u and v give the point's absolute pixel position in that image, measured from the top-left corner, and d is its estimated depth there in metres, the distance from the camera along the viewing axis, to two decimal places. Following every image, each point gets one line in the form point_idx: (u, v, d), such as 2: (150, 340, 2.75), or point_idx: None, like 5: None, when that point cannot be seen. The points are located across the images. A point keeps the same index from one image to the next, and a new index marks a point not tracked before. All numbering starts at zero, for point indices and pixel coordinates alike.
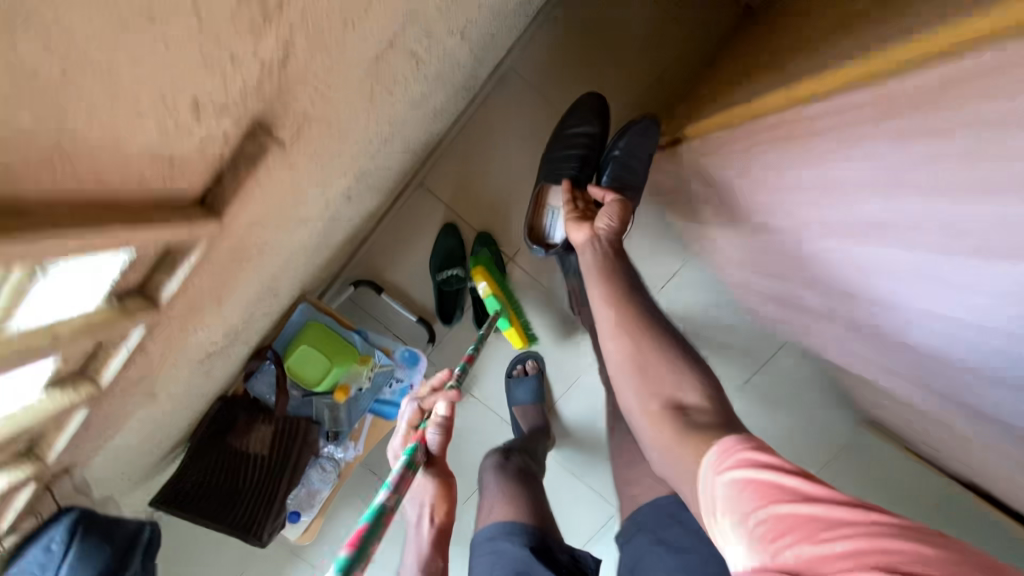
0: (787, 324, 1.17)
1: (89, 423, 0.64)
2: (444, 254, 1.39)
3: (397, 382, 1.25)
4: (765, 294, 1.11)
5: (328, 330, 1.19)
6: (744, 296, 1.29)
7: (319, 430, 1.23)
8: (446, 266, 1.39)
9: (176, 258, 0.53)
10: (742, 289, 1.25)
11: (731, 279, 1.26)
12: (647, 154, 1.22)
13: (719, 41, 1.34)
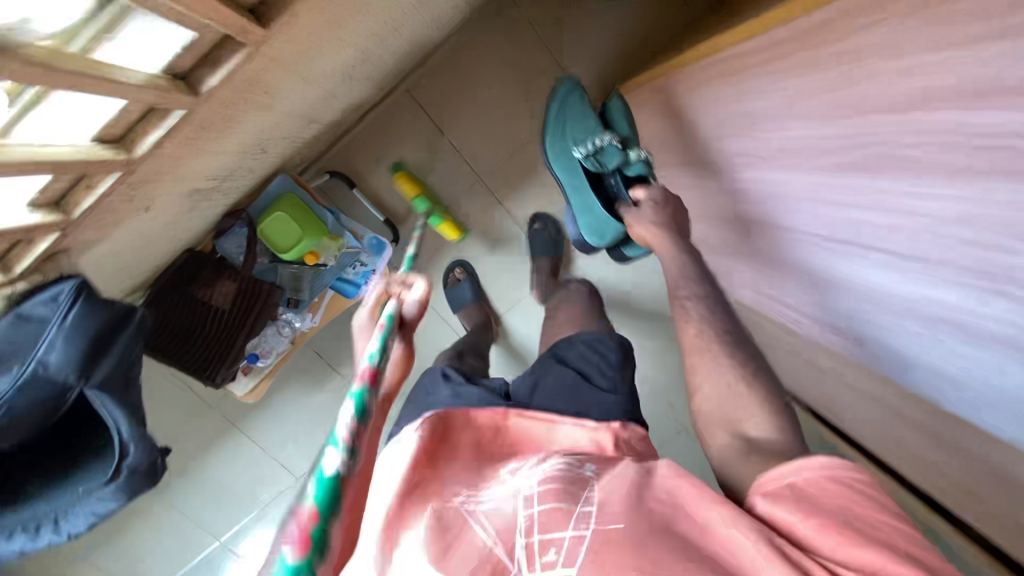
0: (766, 289, 1.07)
1: (112, 208, 0.77)
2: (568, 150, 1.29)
3: (359, 265, 1.37)
4: (756, 248, 1.01)
5: (303, 203, 1.28)
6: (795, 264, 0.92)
7: (282, 294, 1.31)
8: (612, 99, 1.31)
9: (219, 58, 0.61)
10: (719, 245, 1.15)
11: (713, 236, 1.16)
12: None
13: (699, 14, 1.49)
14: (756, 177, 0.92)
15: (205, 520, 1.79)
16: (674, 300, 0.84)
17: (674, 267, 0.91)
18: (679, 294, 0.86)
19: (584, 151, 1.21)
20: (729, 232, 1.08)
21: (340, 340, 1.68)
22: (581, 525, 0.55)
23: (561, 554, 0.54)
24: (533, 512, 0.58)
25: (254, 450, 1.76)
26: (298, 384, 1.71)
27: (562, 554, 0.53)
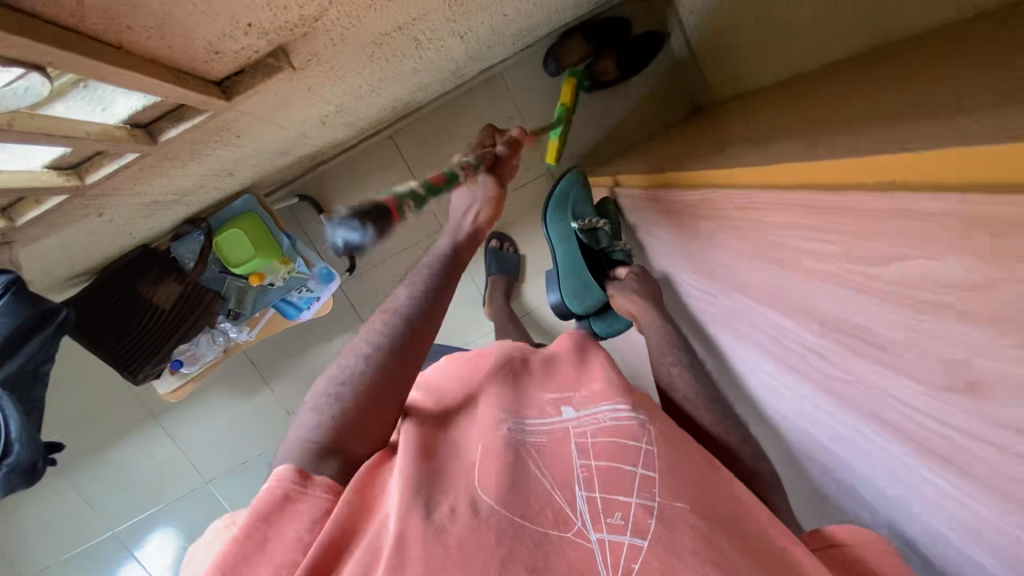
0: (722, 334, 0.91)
1: (63, 214, 0.82)
2: (567, 220, 1.18)
3: (305, 290, 1.42)
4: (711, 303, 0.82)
5: (260, 224, 1.33)
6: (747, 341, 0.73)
7: (222, 305, 1.37)
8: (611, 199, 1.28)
9: (182, 113, 0.68)
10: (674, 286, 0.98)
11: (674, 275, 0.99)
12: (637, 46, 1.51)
13: (671, 123, 1.63)
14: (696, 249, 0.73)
15: (106, 506, 1.78)
16: (661, 365, 0.86)
17: (657, 335, 0.92)
18: (662, 359, 0.88)
19: (582, 223, 1.14)
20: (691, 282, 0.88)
21: (278, 353, 1.71)
22: (647, 496, 0.58)
23: (628, 520, 0.56)
24: (594, 471, 0.61)
25: (170, 447, 1.76)
26: (227, 388, 1.72)
27: (631, 522, 0.55)
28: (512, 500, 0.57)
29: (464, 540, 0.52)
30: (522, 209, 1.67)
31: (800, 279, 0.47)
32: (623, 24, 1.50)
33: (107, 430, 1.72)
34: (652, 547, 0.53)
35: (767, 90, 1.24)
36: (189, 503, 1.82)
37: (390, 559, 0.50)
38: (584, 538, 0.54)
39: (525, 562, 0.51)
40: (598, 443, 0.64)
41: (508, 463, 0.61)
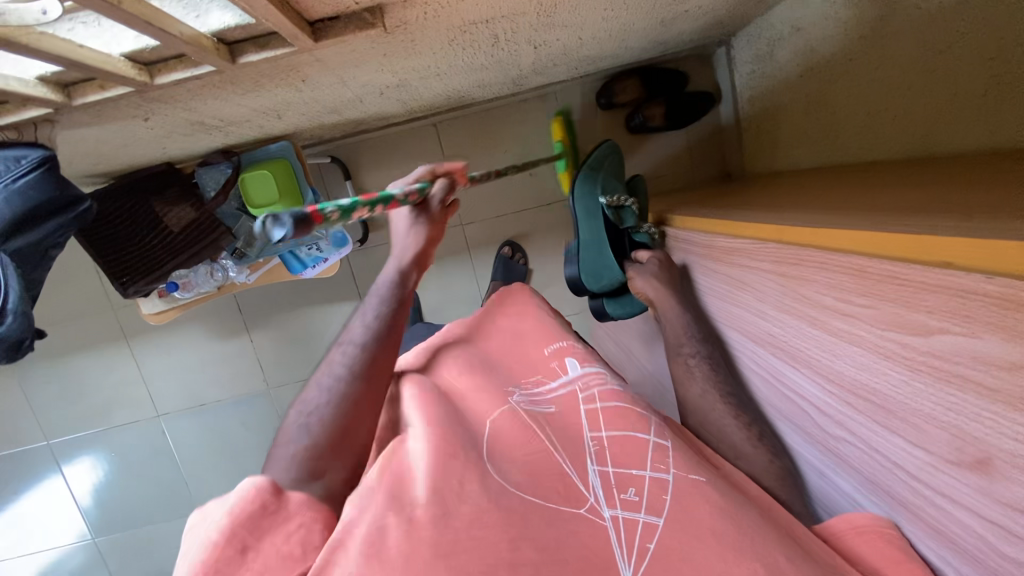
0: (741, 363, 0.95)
1: (114, 108, 0.82)
2: (594, 194, 1.29)
3: (315, 247, 1.41)
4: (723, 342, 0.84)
5: (291, 173, 1.33)
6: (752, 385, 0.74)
7: (230, 241, 1.35)
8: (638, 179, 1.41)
9: (267, 41, 0.70)
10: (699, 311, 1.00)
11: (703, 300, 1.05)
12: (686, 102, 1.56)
13: (701, 181, 1.69)
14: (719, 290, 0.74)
15: (51, 414, 1.73)
16: (679, 355, 1.01)
17: (678, 324, 1.04)
18: (679, 349, 1.02)
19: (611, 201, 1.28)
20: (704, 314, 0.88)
21: (266, 305, 1.69)
22: (659, 471, 0.69)
23: (641, 499, 0.66)
24: (604, 449, 0.72)
25: (131, 371, 1.72)
26: (204, 326, 1.69)
27: (643, 501, 0.65)
28: (529, 481, 0.66)
29: (480, 512, 0.60)
30: (542, 226, 1.69)
31: (822, 340, 0.52)
32: (677, 79, 1.56)
33: (74, 338, 1.68)
34: (666, 524, 0.63)
35: (802, 172, 1.30)
36: (133, 434, 1.76)
37: (408, 524, 0.58)
38: (597, 515, 0.64)
39: (542, 542, 0.59)
40: (608, 421, 0.76)
41: (525, 449, 0.71)
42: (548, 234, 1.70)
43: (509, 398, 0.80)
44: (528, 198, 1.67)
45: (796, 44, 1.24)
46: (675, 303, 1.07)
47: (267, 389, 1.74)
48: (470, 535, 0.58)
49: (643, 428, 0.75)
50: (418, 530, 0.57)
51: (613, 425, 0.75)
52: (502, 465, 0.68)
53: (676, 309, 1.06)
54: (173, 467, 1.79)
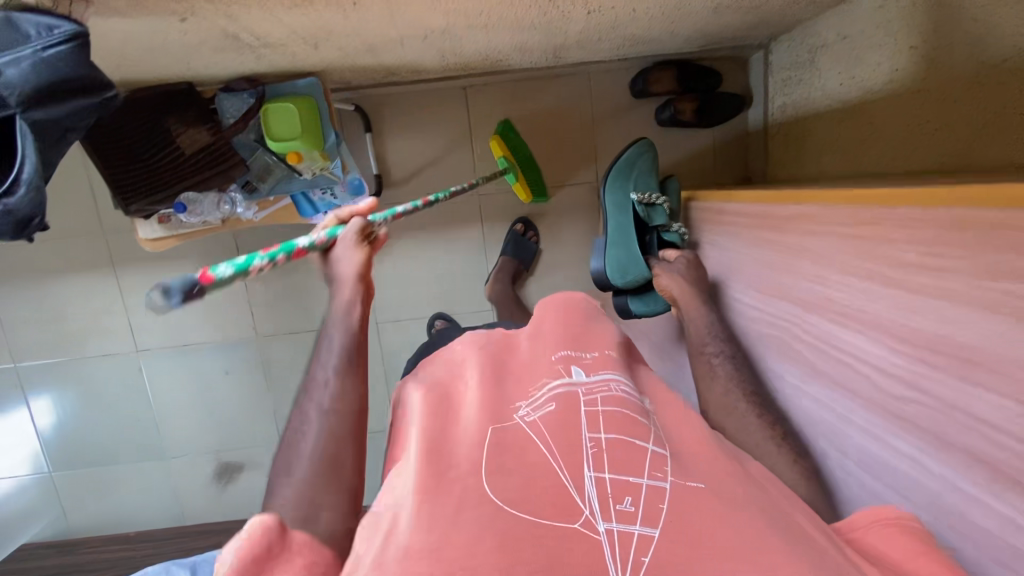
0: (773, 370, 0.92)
1: None
2: (626, 189, 1.33)
3: (331, 193, 1.37)
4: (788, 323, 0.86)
5: (315, 112, 1.28)
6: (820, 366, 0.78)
7: (243, 173, 1.29)
8: (670, 178, 1.40)
9: None
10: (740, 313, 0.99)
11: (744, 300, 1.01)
12: (717, 101, 1.56)
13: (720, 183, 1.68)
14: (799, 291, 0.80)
15: (21, 335, 1.64)
16: (702, 355, 0.99)
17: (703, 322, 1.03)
18: (703, 349, 1.01)
19: (641, 197, 1.30)
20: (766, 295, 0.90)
21: (264, 250, 1.63)
22: (656, 479, 0.68)
23: (637, 508, 0.64)
24: (603, 454, 0.71)
25: (115, 301, 1.64)
26: (197, 264, 1.63)
27: (639, 512, 0.64)
28: (521, 497, 0.64)
29: (476, 535, 0.58)
30: (558, 207, 1.66)
31: (924, 311, 0.59)
32: (711, 77, 1.56)
33: (59, 258, 1.60)
34: (662, 536, 0.61)
35: (829, 179, 1.30)
36: (107, 367, 1.68)
37: (397, 556, 0.55)
38: (593, 529, 0.61)
39: (533, 563, 0.56)
40: (607, 425, 0.76)
41: (518, 464, 0.69)
42: (563, 216, 1.67)
43: (514, 412, 0.79)
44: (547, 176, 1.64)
45: (841, 53, 1.24)
46: (700, 303, 1.06)
47: (255, 337, 1.68)
48: (461, 558, 0.56)
49: (643, 436, 0.75)
50: (409, 563, 0.55)
51: (612, 427, 0.75)
52: (499, 484, 0.66)
53: (702, 310, 1.05)
54: (144, 407, 1.71)
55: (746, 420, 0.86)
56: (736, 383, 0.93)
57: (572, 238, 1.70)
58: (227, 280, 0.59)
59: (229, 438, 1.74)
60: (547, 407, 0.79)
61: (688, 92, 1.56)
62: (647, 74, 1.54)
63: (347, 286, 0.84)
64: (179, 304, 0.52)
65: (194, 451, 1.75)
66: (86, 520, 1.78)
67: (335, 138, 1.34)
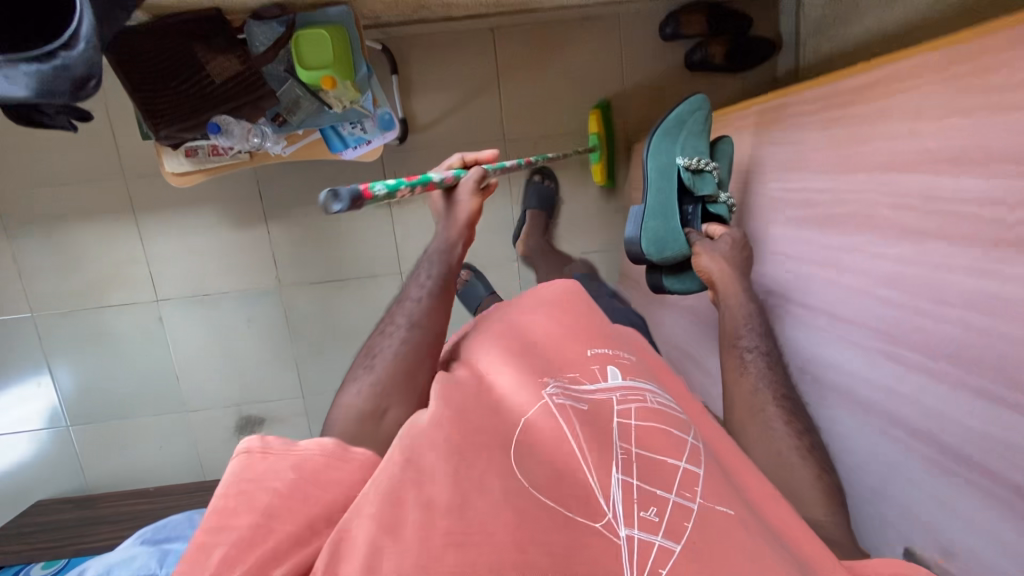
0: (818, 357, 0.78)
1: None
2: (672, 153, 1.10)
3: (362, 128, 1.35)
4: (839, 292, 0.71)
5: (346, 41, 1.24)
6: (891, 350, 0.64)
7: (274, 105, 1.26)
8: (722, 137, 1.12)
9: None
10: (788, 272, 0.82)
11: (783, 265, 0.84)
12: (750, 44, 1.53)
13: None
14: (873, 258, 0.64)
15: (40, 283, 1.61)
16: (733, 347, 0.85)
17: (734, 312, 0.87)
18: (734, 340, 0.86)
19: (691, 163, 1.08)
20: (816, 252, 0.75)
21: (287, 197, 1.60)
22: (684, 499, 0.60)
23: (662, 519, 0.57)
24: (632, 462, 0.63)
25: (136, 248, 1.61)
26: (220, 211, 1.60)
27: (663, 523, 0.57)
28: (549, 485, 0.58)
29: (497, 512, 0.52)
30: (586, 155, 1.64)
31: (1013, 287, 0.50)
32: (744, 20, 1.53)
33: (78, 205, 1.57)
34: (684, 553, 0.54)
35: None
36: (127, 318, 1.65)
37: (425, 511, 0.51)
38: (613, 532, 0.55)
39: (550, 546, 0.51)
40: (640, 438, 0.67)
41: (539, 457, 0.61)
42: (590, 165, 1.65)
43: (545, 388, 0.69)
44: (575, 124, 1.62)
45: None
46: (738, 287, 0.89)
47: (279, 287, 1.66)
48: (477, 535, 0.50)
49: (676, 453, 0.66)
50: (431, 537, 0.49)
51: (643, 441, 0.66)
52: (525, 468, 0.59)
53: (740, 294, 0.89)
54: (165, 359, 1.68)
55: (769, 431, 0.75)
56: (767, 381, 0.81)
57: (599, 188, 1.67)
58: (380, 198, 0.65)
59: (251, 391, 1.72)
60: (574, 400, 0.69)
61: (721, 36, 1.53)
62: (678, 17, 1.51)
63: (454, 226, 0.82)
64: (343, 207, 0.57)
65: (216, 405, 1.72)
66: (105, 475, 1.75)
67: (365, 71, 1.30)
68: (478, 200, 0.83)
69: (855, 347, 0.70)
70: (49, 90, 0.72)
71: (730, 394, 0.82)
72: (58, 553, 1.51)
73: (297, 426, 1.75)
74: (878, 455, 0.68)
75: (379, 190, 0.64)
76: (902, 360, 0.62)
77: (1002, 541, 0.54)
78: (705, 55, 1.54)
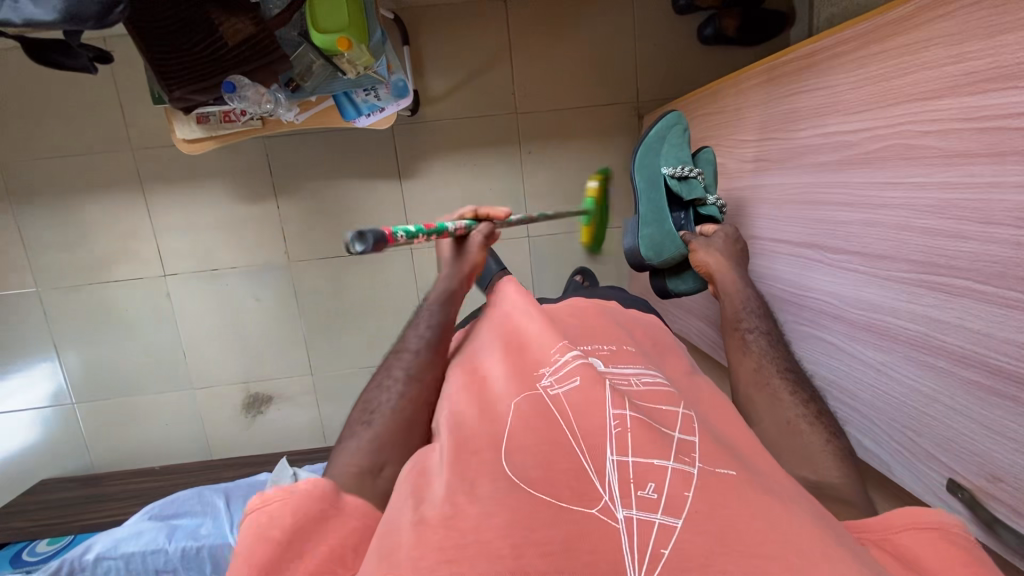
0: (838, 303, 0.79)
1: None
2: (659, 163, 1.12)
3: (376, 94, 1.34)
4: (861, 234, 0.73)
5: (360, 4, 1.22)
6: (909, 287, 0.66)
7: (286, 69, 1.25)
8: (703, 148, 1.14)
9: None
10: (805, 222, 0.85)
11: (799, 217, 0.86)
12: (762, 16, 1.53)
13: None
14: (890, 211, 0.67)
15: (47, 259, 1.59)
16: (735, 330, 0.90)
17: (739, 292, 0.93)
18: (736, 323, 0.91)
19: (675, 171, 1.09)
20: (836, 200, 0.77)
21: (296, 171, 1.59)
22: (683, 464, 0.58)
23: (660, 495, 0.55)
24: (627, 434, 0.61)
25: (143, 223, 1.59)
26: (229, 186, 1.59)
27: (662, 499, 0.55)
28: (548, 475, 0.58)
29: (488, 516, 0.52)
30: (598, 130, 1.63)
31: None
32: None
33: (84, 180, 1.55)
34: (686, 528, 0.52)
35: None
36: (134, 294, 1.63)
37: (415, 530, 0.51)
38: (610, 516, 0.54)
39: (546, 548, 0.49)
40: (635, 406, 0.65)
41: (537, 447, 0.61)
42: (602, 139, 1.64)
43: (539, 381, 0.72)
44: (587, 98, 1.61)
45: None
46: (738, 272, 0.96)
47: (287, 263, 1.64)
48: (477, 540, 0.49)
49: (671, 423, 0.65)
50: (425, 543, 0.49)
51: (639, 408, 0.65)
52: (500, 465, 0.59)
53: (739, 284, 0.95)
54: (171, 337, 1.66)
55: (782, 396, 0.77)
56: (771, 359, 0.84)
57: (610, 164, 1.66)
58: (403, 242, 0.67)
59: (259, 369, 1.70)
60: (570, 381, 0.70)
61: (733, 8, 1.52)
62: None
63: (453, 278, 0.86)
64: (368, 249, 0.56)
65: (223, 383, 1.70)
66: (110, 456, 1.73)
67: (378, 36, 1.28)
68: (480, 247, 0.88)
69: (892, 284, 0.69)
70: (77, 13, 0.72)
71: (735, 371, 0.86)
72: (64, 529, 1.49)
73: (305, 404, 1.73)
74: (901, 408, 0.71)
75: (404, 237, 0.67)
76: (930, 319, 0.63)
77: (1016, 487, 0.57)
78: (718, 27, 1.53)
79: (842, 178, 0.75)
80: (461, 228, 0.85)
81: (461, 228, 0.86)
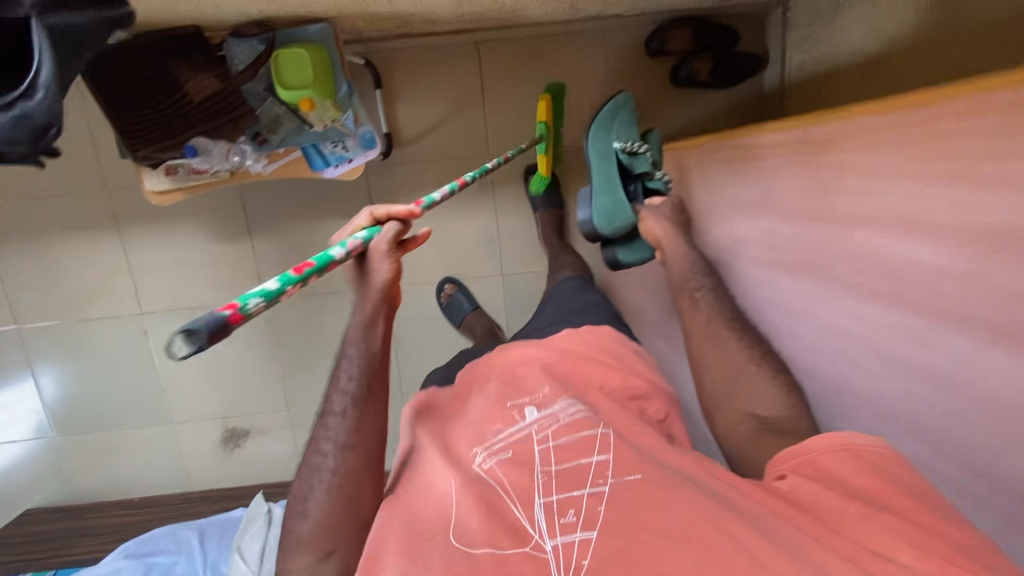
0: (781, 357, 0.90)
1: None
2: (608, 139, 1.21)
3: (344, 145, 1.34)
4: (810, 279, 0.84)
5: (327, 60, 1.23)
6: (842, 315, 0.78)
7: (252, 123, 1.26)
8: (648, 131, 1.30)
9: None
10: (760, 258, 0.97)
11: (759, 260, 0.97)
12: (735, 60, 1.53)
13: None
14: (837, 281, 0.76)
15: (26, 297, 1.61)
16: (684, 289, 1.03)
17: (683, 257, 1.06)
18: (684, 283, 1.04)
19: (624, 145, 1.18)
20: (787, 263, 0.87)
21: (270, 210, 1.60)
22: (597, 486, 0.70)
23: (579, 518, 0.66)
24: (552, 482, 0.72)
25: (120, 262, 1.61)
26: (205, 225, 1.60)
27: (581, 519, 0.66)
28: (492, 529, 0.67)
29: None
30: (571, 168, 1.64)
31: None
32: (731, 35, 1.52)
33: (61, 219, 1.57)
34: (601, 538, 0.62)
35: None
36: (113, 331, 1.65)
37: None
38: (540, 551, 0.63)
39: None
40: (558, 456, 0.76)
41: (484, 503, 0.71)
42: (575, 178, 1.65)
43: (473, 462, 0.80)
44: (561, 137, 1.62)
45: None
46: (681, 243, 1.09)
47: None
48: None
49: (589, 451, 0.76)
50: None
51: (562, 459, 0.75)
52: (461, 529, 0.68)
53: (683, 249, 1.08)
54: (150, 371, 1.69)
55: (724, 353, 0.94)
56: (716, 311, 0.99)
57: None
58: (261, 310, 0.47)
59: (237, 403, 1.72)
60: (501, 456, 0.79)
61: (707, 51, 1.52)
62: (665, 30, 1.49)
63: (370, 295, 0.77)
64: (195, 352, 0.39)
65: (202, 416, 1.73)
66: (92, 485, 1.76)
67: (346, 89, 1.29)
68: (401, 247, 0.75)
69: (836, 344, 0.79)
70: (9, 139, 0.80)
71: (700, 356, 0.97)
72: (41, 565, 1.52)
73: (283, 438, 1.75)
74: None
75: (259, 303, 0.47)
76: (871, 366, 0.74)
77: None
78: (692, 70, 1.53)
79: (795, 233, 0.86)
80: (360, 240, 0.66)
81: (360, 240, 0.66)
